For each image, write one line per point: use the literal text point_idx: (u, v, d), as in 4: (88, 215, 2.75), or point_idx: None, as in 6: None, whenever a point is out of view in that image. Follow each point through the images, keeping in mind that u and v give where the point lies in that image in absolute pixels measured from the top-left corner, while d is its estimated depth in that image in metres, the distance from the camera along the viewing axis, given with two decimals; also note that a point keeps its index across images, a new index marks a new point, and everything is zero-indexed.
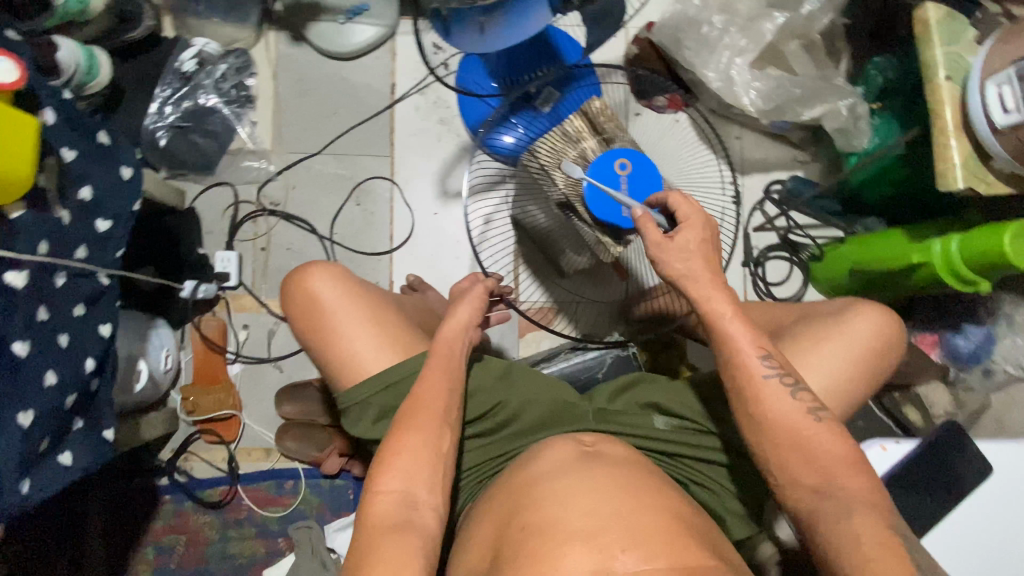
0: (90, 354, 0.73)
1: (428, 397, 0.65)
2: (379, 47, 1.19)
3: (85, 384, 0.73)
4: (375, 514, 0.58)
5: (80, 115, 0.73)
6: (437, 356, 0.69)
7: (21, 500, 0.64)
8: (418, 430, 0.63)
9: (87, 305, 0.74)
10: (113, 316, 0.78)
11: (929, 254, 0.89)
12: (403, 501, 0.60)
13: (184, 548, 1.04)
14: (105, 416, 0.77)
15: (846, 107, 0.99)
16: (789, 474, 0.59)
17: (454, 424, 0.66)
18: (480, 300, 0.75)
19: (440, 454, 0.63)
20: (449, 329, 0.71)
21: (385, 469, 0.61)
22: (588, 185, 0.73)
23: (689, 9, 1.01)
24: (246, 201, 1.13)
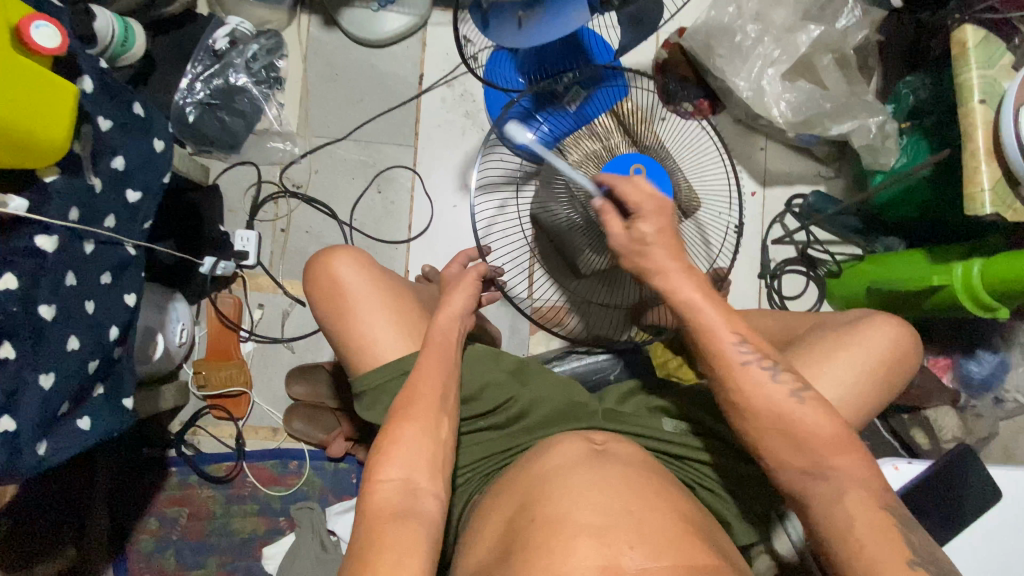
0: (111, 324, 0.74)
1: (425, 385, 0.65)
2: (409, 37, 1.20)
3: (104, 351, 0.74)
4: (375, 502, 0.58)
5: (116, 85, 0.74)
6: (432, 344, 0.69)
7: (38, 461, 0.64)
8: (414, 419, 0.63)
9: (113, 274, 0.75)
10: (138, 287, 0.79)
11: (951, 276, 0.89)
12: (404, 488, 0.59)
13: (187, 520, 1.06)
14: (126, 384, 0.79)
15: (875, 125, 0.99)
16: (793, 471, 0.58)
17: (451, 411, 0.66)
18: (473, 286, 0.75)
19: (439, 440, 0.63)
20: (443, 317, 0.71)
21: (385, 458, 0.61)
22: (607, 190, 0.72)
23: (724, 16, 1.01)
24: (269, 182, 1.14)
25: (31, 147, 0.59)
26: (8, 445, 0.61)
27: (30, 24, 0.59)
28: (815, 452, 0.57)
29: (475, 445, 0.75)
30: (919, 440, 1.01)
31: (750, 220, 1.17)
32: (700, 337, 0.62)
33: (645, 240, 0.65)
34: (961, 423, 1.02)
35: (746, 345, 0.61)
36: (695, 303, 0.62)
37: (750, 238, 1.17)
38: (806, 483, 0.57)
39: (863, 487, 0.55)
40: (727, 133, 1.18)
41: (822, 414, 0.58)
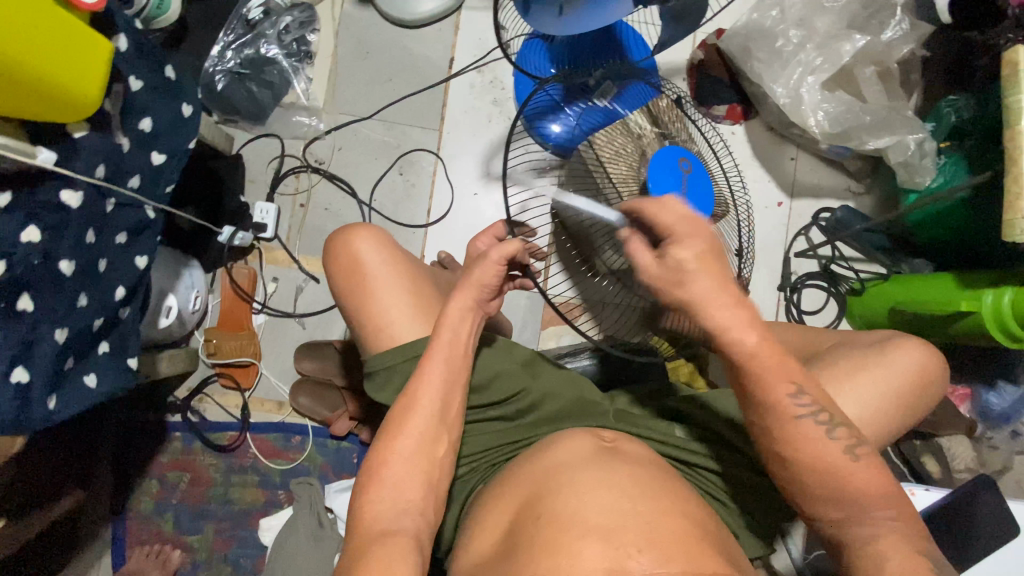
0: (121, 283, 0.74)
1: (424, 394, 0.64)
2: (443, 20, 1.18)
3: (113, 310, 0.74)
4: (367, 518, 0.58)
5: (151, 46, 0.73)
6: (443, 339, 0.66)
7: (46, 415, 0.64)
8: (410, 434, 0.62)
9: (129, 236, 0.76)
10: (151, 250, 0.80)
11: (979, 304, 0.86)
12: (396, 507, 0.59)
13: (188, 485, 1.06)
14: (130, 345, 0.78)
15: (914, 142, 0.95)
16: (809, 494, 0.57)
17: (451, 422, 0.65)
18: (495, 274, 0.68)
19: (434, 459, 0.63)
20: (458, 304, 0.68)
21: (381, 468, 0.61)
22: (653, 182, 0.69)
23: (765, 20, 0.99)
24: (292, 156, 1.14)
25: (62, 99, 0.59)
26: (20, 396, 0.61)
27: None
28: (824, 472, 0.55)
29: (483, 436, 0.74)
30: (930, 468, 0.98)
31: (773, 230, 1.15)
32: (742, 373, 0.57)
33: (680, 267, 0.57)
34: (975, 454, 1.00)
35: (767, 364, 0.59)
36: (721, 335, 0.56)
37: (771, 248, 1.15)
38: (841, 530, 0.56)
39: (910, 540, 0.54)
40: (758, 141, 1.16)
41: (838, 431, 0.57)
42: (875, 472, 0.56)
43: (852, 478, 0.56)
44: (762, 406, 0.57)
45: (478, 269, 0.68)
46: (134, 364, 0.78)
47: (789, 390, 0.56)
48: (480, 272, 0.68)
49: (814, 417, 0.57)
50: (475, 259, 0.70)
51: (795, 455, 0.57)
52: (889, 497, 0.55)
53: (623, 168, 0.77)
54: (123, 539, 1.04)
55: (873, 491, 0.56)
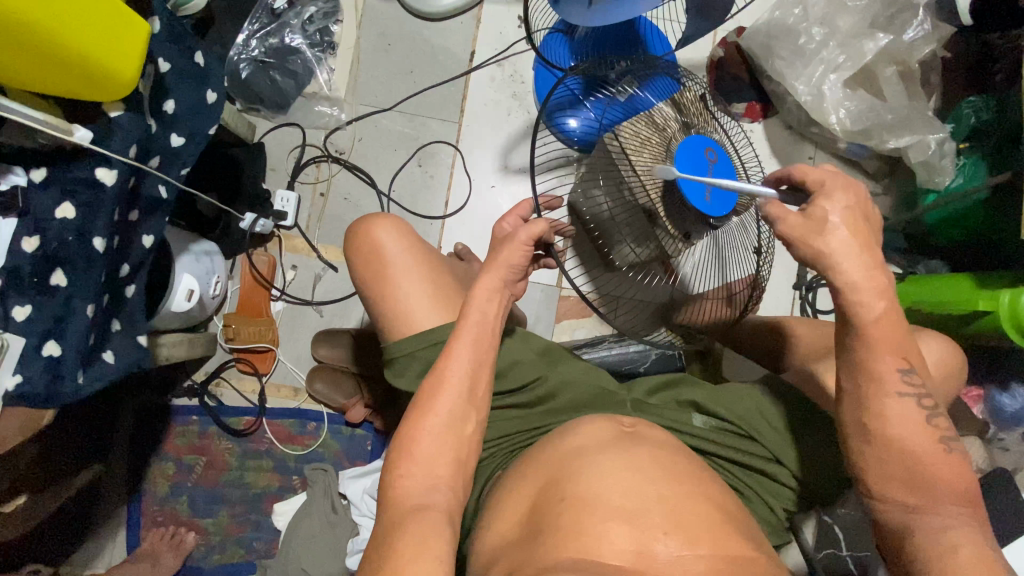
0: (126, 260, 0.74)
1: (453, 372, 0.65)
2: (465, 13, 1.19)
3: (116, 285, 0.73)
4: (397, 498, 0.59)
5: (181, 31, 0.74)
6: (467, 323, 0.67)
7: (76, 390, 0.65)
8: (439, 410, 0.63)
9: (139, 214, 0.74)
10: (159, 232, 0.77)
11: (996, 303, 0.86)
12: (426, 481, 0.60)
13: (203, 468, 1.08)
14: (138, 322, 0.77)
15: (936, 141, 0.95)
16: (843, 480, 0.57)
17: (479, 402, 0.66)
18: (520, 256, 0.69)
19: (463, 436, 0.64)
20: (479, 287, 0.68)
21: (408, 449, 0.62)
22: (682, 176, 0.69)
23: (788, 18, 0.99)
24: (313, 145, 1.15)
25: (100, 78, 0.60)
26: (51, 369, 0.62)
27: None
28: None
29: (503, 422, 0.75)
30: None
31: None
32: None
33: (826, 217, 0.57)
34: (987, 455, 1.00)
35: None
36: None
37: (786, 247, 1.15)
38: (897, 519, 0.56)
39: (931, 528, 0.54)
40: (777, 140, 1.16)
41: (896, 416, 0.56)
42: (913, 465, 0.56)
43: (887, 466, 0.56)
44: (862, 376, 0.57)
45: (503, 250, 0.69)
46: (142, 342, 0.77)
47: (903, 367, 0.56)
48: (506, 253, 0.69)
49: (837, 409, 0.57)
50: (500, 242, 0.71)
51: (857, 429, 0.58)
52: (921, 493, 0.55)
53: (646, 157, 0.77)
54: (139, 520, 1.05)
55: (894, 481, 0.56)
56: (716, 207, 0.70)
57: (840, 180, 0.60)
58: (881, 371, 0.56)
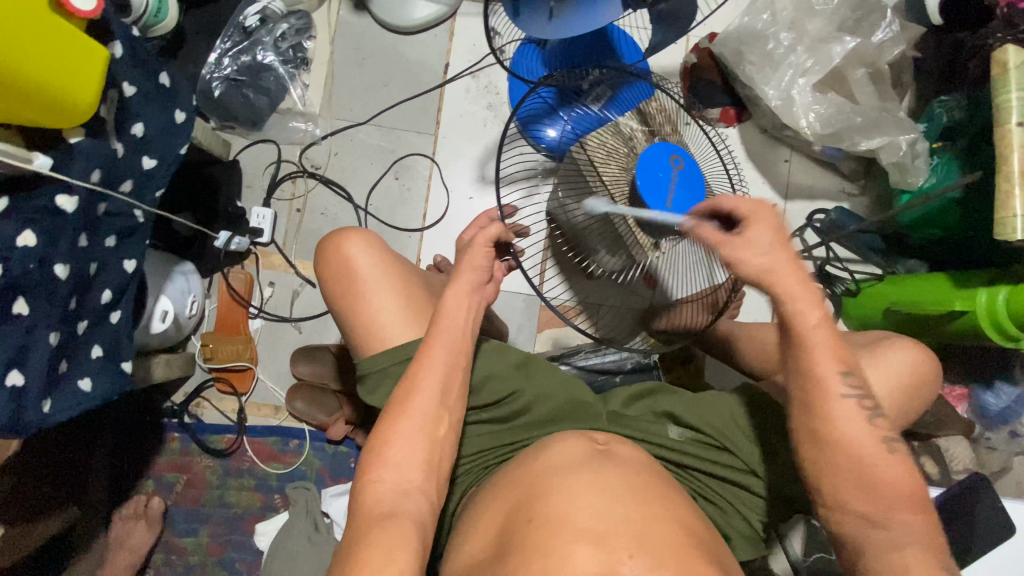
0: (107, 286, 0.75)
1: (427, 379, 0.64)
2: (438, 26, 1.19)
3: (98, 313, 0.74)
4: (365, 506, 0.58)
5: (145, 53, 0.74)
6: (440, 333, 0.66)
7: (42, 418, 0.65)
8: (412, 415, 0.62)
9: (119, 239, 0.76)
10: (141, 254, 0.80)
11: (973, 303, 0.86)
12: (396, 489, 0.59)
13: (184, 488, 1.06)
14: (124, 348, 0.78)
15: (907, 142, 0.95)
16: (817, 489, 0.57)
17: (451, 406, 0.65)
18: (484, 257, 0.70)
19: (435, 439, 0.63)
20: (450, 295, 0.68)
21: (378, 458, 0.61)
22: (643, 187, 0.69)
23: (756, 23, 0.99)
24: (288, 161, 1.15)
25: (59, 107, 0.60)
26: (14, 400, 0.61)
27: None
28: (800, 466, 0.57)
29: (478, 437, 0.74)
30: (928, 468, 0.98)
31: None
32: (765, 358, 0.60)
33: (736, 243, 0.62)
34: (973, 455, 0.99)
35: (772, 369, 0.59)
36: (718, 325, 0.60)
37: None
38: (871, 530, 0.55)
39: (905, 537, 0.54)
40: (753, 144, 1.17)
41: (834, 417, 0.57)
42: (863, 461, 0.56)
43: (825, 470, 0.57)
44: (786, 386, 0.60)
45: (466, 254, 0.70)
46: (128, 367, 0.78)
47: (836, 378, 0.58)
48: (469, 256, 0.70)
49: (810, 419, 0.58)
50: (468, 256, 0.70)
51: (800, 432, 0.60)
52: (875, 490, 0.55)
53: (614, 169, 0.77)
54: None
55: (868, 487, 0.56)
56: (679, 213, 0.69)
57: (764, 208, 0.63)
58: (848, 367, 0.58)
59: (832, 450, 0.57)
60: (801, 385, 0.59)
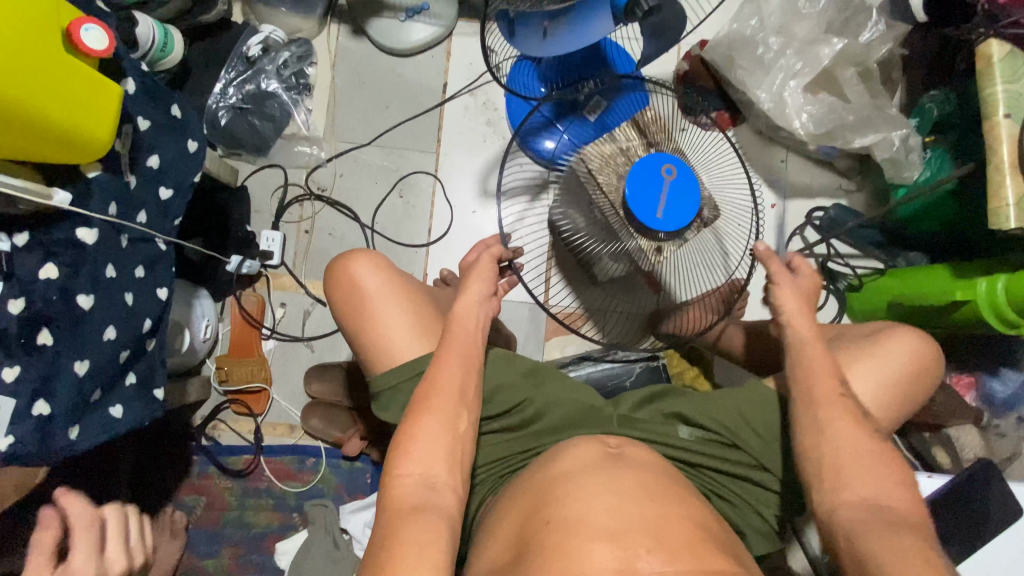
0: (147, 316, 0.77)
1: (444, 381, 0.65)
2: (434, 47, 1.23)
3: (139, 342, 0.77)
4: (394, 498, 0.59)
5: (157, 88, 0.77)
6: (452, 341, 0.69)
7: (68, 445, 0.67)
8: (435, 411, 0.64)
9: (147, 268, 0.78)
10: (171, 282, 0.82)
11: (974, 291, 0.88)
12: (423, 483, 0.60)
13: (204, 510, 1.08)
14: (156, 374, 0.80)
15: (899, 138, 0.97)
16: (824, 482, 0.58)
17: (471, 406, 0.66)
18: (490, 269, 0.75)
19: (457, 434, 0.64)
20: (460, 308, 0.71)
21: (404, 452, 0.61)
22: (631, 192, 0.73)
23: (745, 29, 1.01)
24: (295, 184, 1.17)
25: (77, 143, 0.63)
26: (43, 428, 0.63)
27: (80, 26, 0.62)
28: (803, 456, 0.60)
29: (492, 445, 0.76)
30: (939, 458, 0.99)
31: (770, 233, 1.17)
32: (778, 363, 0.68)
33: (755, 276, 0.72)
34: (984, 443, 1.00)
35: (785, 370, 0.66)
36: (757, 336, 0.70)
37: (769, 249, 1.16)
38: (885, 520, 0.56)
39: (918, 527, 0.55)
40: (748, 145, 1.19)
41: (846, 416, 0.62)
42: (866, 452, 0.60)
43: (847, 457, 0.60)
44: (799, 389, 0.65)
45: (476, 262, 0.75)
46: (158, 395, 0.80)
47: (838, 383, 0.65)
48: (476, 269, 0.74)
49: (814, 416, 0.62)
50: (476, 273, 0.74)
51: (805, 428, 0.63)
52: (874, 474, 0.58)
53: (612, 178, 0.79)
54: None
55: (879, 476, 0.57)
56: (669, 223, 0.73)
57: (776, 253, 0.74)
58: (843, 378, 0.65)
59: (846, 437, 0.61)
60: (795, 388, 0.65)
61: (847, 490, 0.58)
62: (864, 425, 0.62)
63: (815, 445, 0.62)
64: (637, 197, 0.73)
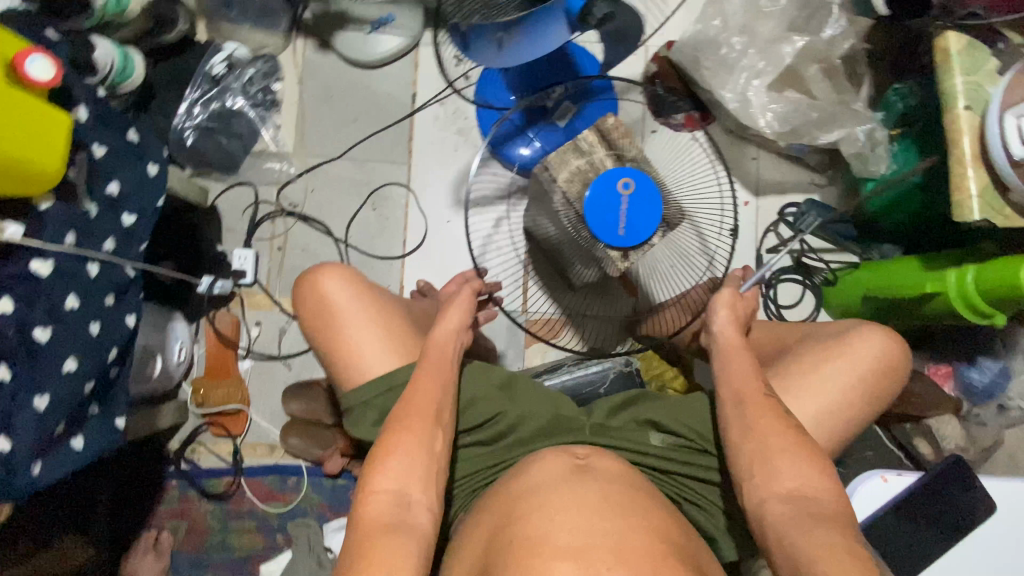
0: (113, 344, 0.77)
1: (420, 398, 0.65)
2: (402, 58, 1.22)
3: (102, 371, 0.76)
4: (367, 516, 0.58)
5: (112, 113, 0.76)
6: (429, 361, 0.69)
7: (31, 481, 0.65)
8: (412, 429, 0.63)
9: (115, 296, 0.77)
10: (140, 307, 0.82)
11: (944, 284, 0.88)
12: (396, 501, 0.59)
13: (185, 534, 1.06)
14: (119, 403, 0.81)
15: (863, 133, 0.99)
16: (791, 490, 0.58)
17: (446, 425, 0.66)
18: (469, 301, 0.76)
19: (433, 453, 0.63)
20: (439, 334, 0.72)
21: (378, 469, 0.61)
22: (588, 205, 0.74)
23: (709, 30, 1.01)
24: (266, 202, 1.16)
25: (26, 176, 0.62)
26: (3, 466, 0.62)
27: (25, 58, 0.61)
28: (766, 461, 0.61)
29: (467, 460, 0.75)
30: (921, 449, 0.99)
31: (745, 230, 1.17)
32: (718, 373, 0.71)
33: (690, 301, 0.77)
34: (965, 432, 1.01)
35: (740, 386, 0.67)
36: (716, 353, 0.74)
37: (744, 247, 1.16)
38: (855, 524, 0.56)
39: None
40: (719, 144, 1.18)
41: (773, 414, 0.64)
42: (819, 452, 0.61)
43: (782, 453, 0.61)
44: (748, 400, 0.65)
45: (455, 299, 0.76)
46: (120, 424, 0.79)
47: (763, 383, 0.68)
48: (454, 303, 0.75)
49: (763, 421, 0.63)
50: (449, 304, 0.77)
51: (731, 426, 0.65)
52: (832, 475, 0.60)
53: (575, 185, 0.78)
54: None
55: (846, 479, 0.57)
56: (631, 237, 0.74)
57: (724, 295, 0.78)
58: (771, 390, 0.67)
59: (773, 430, 0.62)
60: (749, 399, 0.66)
61: (776, 483, 0.59)
62: (795, 424, 0.63)
63: (744, 441, 0.63)
64: (596, 214, 0.74)
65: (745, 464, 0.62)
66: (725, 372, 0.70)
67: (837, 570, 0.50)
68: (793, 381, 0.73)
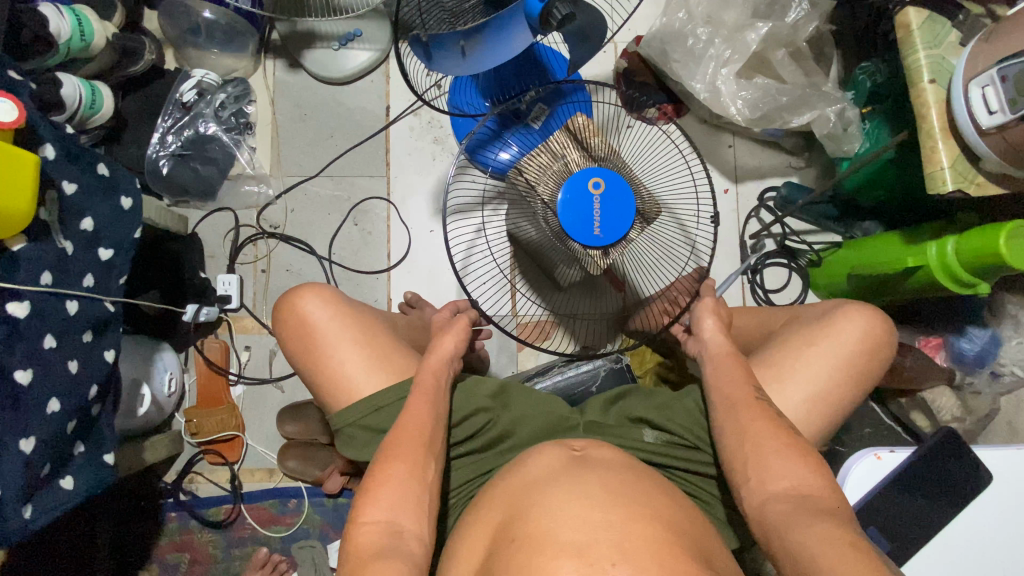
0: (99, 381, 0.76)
1: (412, 426, 0.65)
2: (373, 71, 1.22)
3: (85, 410, 0.74)
4: (359, 544, 0.57)
5: (81, 149, 0.75)
6: (422, 385, 0.69)
7: (22, 524, 0.65)
8: (403, 458, 0.62)
9: (99, 332, 0.77)
10: (120, 342, 0.80)
11: (925, 256, 0.88)
12: (387, 531, 0.58)
13: (190, 565, 1.06)
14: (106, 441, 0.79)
15: (835, 113, 1.00)
16: (782, 484, 0.59)
17: (438, 453, 0.65)
18: (464, 330, 0.77)
19: (425, 482, 0.62)
20: (432, 360, 0.72)
21: (370, 499, 0.60)
22: (562, 207, 0.74)
23: (674, 22, 1.01)
24: (246, 225, 1.16)
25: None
26: None
27: None
28: (757, 458, 0.61)
29: (461, 470, 0.75)
30: (917, 422, 0.99)
31: (725, 218, 1.17)
32: (710, 373, 0.72)
33: None
34: (959, 402, 1.02)
35: (730, 388, 0.68)
36: (708, 353, 0.75)
37: (726, 236, 1.17)
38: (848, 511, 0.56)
39: None
40: (694, 134, 1.19)
41: (764, 416, 0.64)
42: (811, 447, 0.61)
43: (778, 453, 0.61)
44: (739, 403, 0.66)
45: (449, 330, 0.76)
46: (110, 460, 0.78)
47: (754, 388, 0.68)
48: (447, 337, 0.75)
49: (751, 420, 0.64)
50: (440, 331, 0.78)
51: (729, 429, 0.65)
52: (824, 470, 0.60)
53: (548, 186, 0.78)
54: None
55: None
56: (608, 236, 0.74)
57: (710, 304, 0.80)
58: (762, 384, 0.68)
59: (766, 433, 0.62)
60: (737, 401, 0.66)
61: (773, 482, 0.59)
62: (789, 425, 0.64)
63: (743, 440, 0.63)
64: (569, 215, 0.74)
65: (743, 463, 0.62)
66: (714, 374, 0.71)
67: (840, 560, 0.49)
68: (785, 366, 0.73)
